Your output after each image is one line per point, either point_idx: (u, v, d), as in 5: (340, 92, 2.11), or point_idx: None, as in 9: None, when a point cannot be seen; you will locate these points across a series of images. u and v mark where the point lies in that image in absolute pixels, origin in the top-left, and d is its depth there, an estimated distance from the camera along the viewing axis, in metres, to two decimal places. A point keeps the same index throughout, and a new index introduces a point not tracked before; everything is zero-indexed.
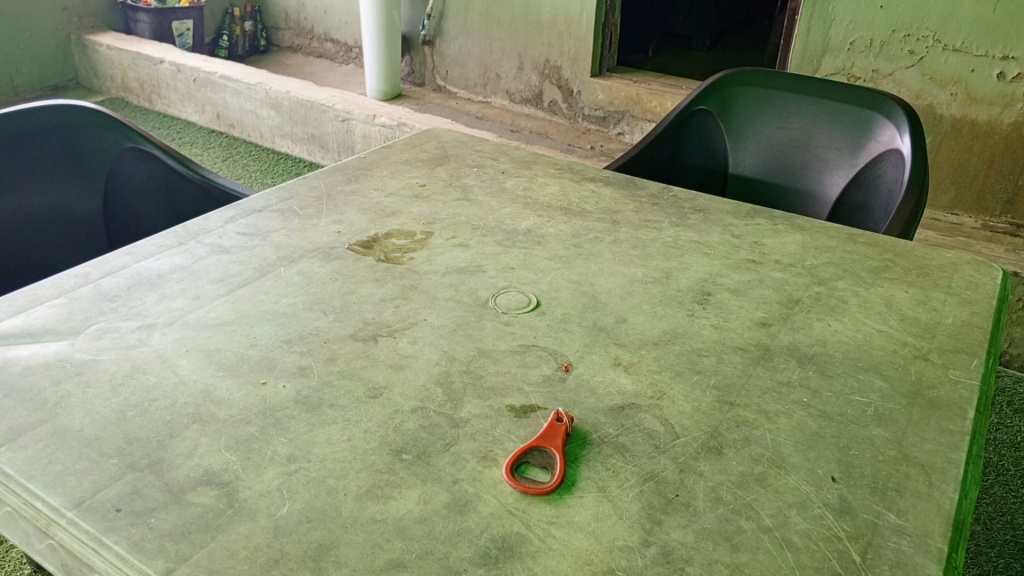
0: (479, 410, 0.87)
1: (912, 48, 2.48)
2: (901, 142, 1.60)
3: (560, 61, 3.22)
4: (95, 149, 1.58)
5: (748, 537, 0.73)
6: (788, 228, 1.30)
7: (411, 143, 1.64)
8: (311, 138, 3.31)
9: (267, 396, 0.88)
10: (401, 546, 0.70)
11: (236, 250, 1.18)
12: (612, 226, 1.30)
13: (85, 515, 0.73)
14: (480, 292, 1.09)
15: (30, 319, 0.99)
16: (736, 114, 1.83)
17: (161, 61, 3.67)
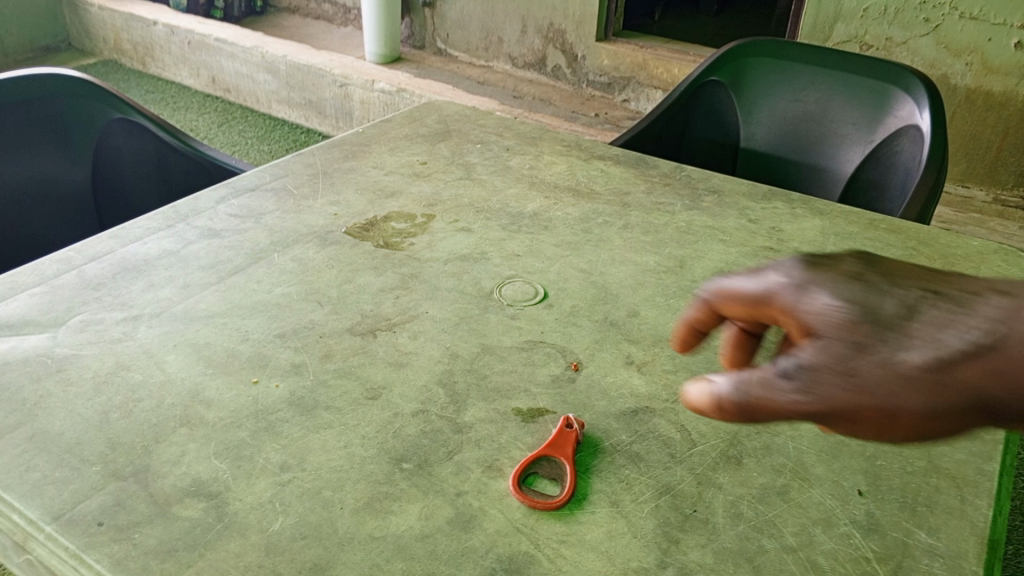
0: (484, 414, 0.82)
1: (927, 16, 2.37)
2: (920, 118, 1.52)
3: (564, 25, 3.11)
4: (81, 119, 1.51)
5: (771, 558, 0.68)
6: (806, 213, 1.25)
7: (412, 116, 1.58)
8: (308, 104, 3.23)
9: (259, 397, 0.83)
10: (402, 567, 0.66)
11: (227, 234, 1.12)
12: (623, 209, 1.24)
13: (64, 529, 0.68)
14: (484, 282, 1.04)
15: (9, 310, 0.94)
16: (749, 86, 1.75)
17: (154, 22, 3.56)
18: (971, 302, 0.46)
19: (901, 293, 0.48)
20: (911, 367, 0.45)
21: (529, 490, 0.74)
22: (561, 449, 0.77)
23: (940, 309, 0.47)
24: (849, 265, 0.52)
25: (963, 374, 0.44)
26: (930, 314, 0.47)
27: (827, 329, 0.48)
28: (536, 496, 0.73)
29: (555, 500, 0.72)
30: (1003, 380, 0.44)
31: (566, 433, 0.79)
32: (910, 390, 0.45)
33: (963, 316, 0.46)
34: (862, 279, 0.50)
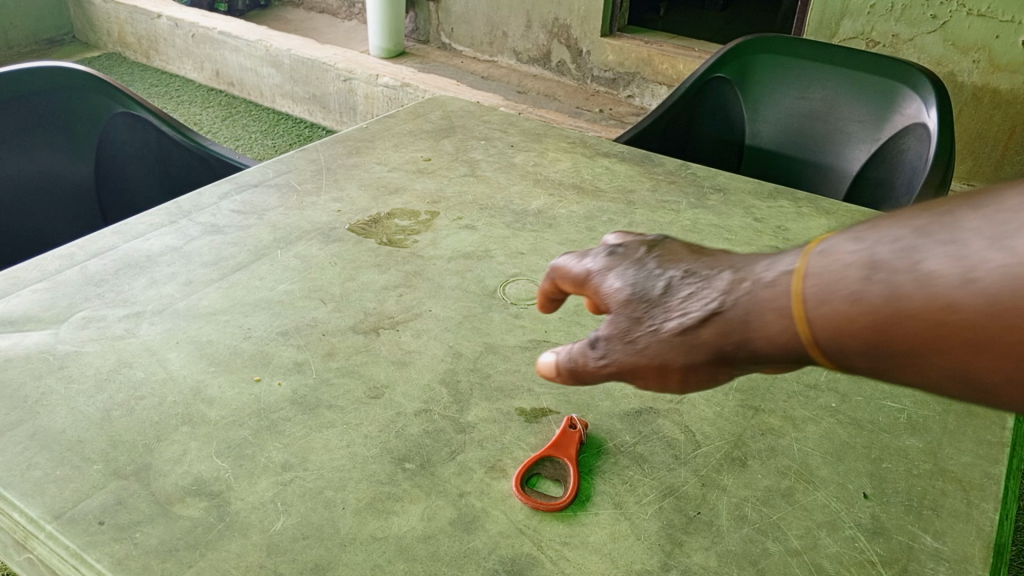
0: (487, 413, 0.82)
1: (934, 13, 2.36)
2: (927, 117, 1.51)
3: (569, 20, 3.10)
4: (84, 114, 1.51)
5: (775, 561, 0.67)
6: (812, 211, 1.24)
7: (416, 112, 1.57)
8: (312, 99, 3.22)
9: (261, 396, 0.83)
10: (403, 568, 0.65)
11: (230, 230, 1.12)
12: (627, 207, 1.24)
13: (65, 528, 0.67)
14: (488, 280, 1.03)
15: (11, 306, 0.94)
16: (755, 83, 1.74)
17: (158, 16, 3.55)
18: (716, 273, 0.56)
19: (668, 271, 0.59)
20: (668, 333, 0.55)
21: (532, 491, 0.73)
22: (563, 449, 0.77)
23: (697, 283, 0.56)
24: (640, 249, 0.62)
25: (706, 336, 0.54)
26: (687, 288, 0.56)
27: (614, 308, 0.60)
28: (538, 498, 0.72)
29: (557, 502, 0.71)
30: (737, 338, 0.52)
31: (569, 432, 0.78)
32: (669, 353, 0.55)
33: (705, 286, 0.55)
34: (642, 262, 0.61)
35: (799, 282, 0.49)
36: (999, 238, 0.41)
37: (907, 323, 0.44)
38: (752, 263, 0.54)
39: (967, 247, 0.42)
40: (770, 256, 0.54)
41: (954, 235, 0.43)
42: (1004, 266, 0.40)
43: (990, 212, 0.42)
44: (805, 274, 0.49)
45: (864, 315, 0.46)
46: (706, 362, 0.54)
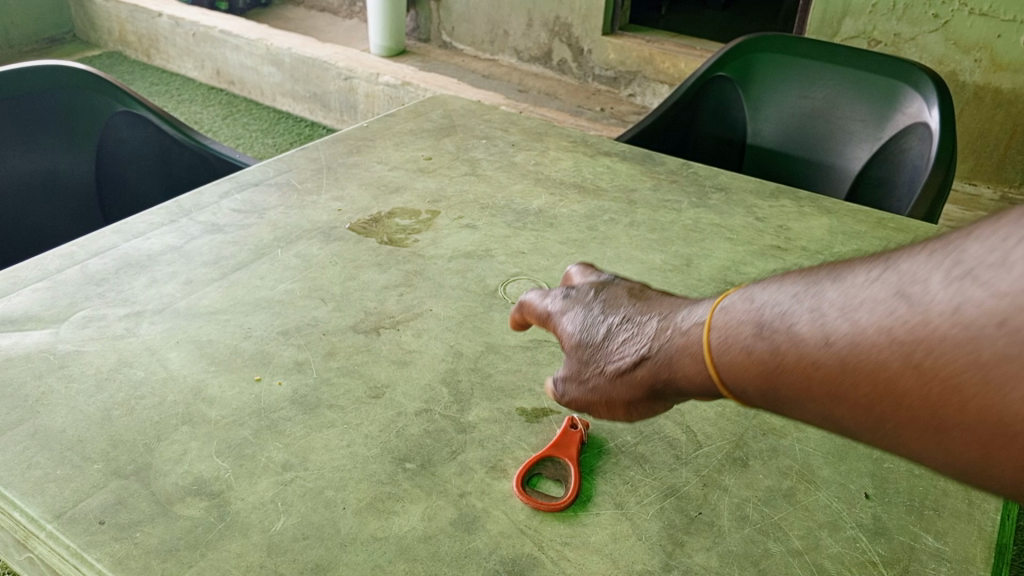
0: (488, 413, 0.81)
1: (936, 12, 2.35)
2: (929, 116, 1.51)
3: (570, 18, 3.10)
4: (85, 113, 1.50)
5: (777, 562, 0.67)
6: (814, 211, 1.24)
7: (417, 111, 1.57)
8: (313, 97, 3.22)
9: (262, 395, 0.82)
10: (404, 568, 0.65)
11: (230, 229, 1.11)
12: (629, 207, 1.23)
13: (65, 528, 0.67)
14: (488, 279, 1.03)
15: (12, 305, 0.94)
16: (757, 82, 1.74)
17: (159, 14, 3.55)
18: (646, 320, 0.67)
19: (609, 317, 0.71)
20: (608, 374, 0.68)
21: (532, 490, 0.73)
22: (564, 449, 0.77)
23: (631, 329, 0.68)
24: (590, 293, 0.76)
25: (638, 376, 0.65)
26: (624, 333, 0.68)
27: (569, 351, 0.74)
28: (539, 497, 0.72)
29: (558, 501, 0.71)
30: (662, 380, 0.63)
31: (572, 431, 0.78)
32: (612, 390, 0.68)
33: (635, 332, 0.67)
34: (590, 307, 0.74)
35: (704, 335, 0.59)
36: (847, 309, 0.49)
37: (782, 377, 0.53)
38: (676, 312, 0.65)
39: (824, 316, 0.50)
40: (691, 306, 0.64)
41: (814, 304, 0.51)
42: (848, 334, 0.48)
43: (845, 284, 0.50)
44: (708, 329, 0.59)
45: (750, 368, 0.55)
46: (637, 398, 0.66)
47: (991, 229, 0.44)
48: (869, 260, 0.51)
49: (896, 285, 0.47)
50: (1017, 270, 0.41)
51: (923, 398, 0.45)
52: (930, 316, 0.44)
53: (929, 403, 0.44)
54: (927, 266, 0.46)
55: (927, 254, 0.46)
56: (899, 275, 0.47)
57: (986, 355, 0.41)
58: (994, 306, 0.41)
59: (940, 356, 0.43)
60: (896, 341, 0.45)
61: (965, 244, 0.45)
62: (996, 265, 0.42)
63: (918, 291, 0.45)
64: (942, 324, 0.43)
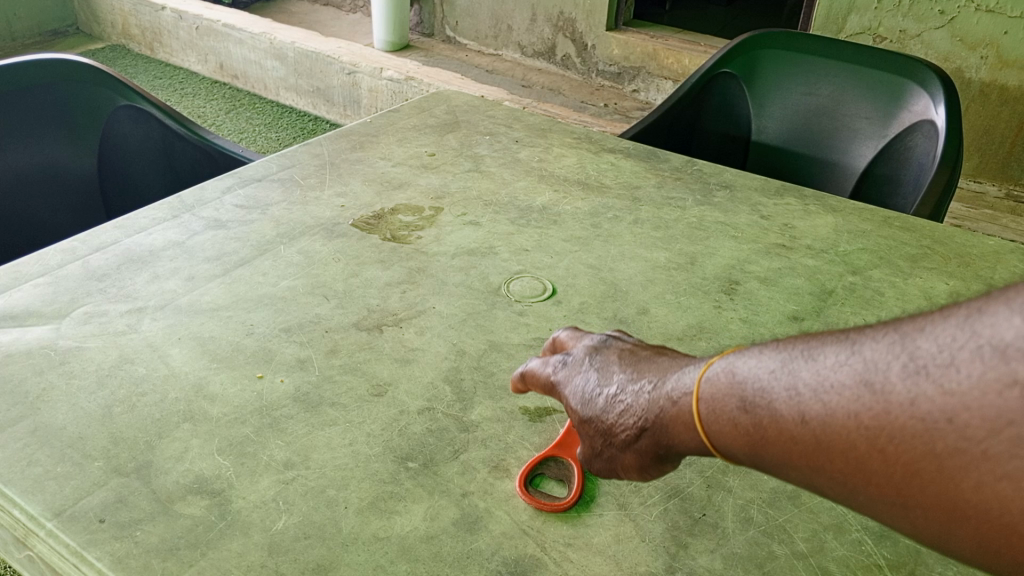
0: (490, 412, 0.81)
1: (942, 8, 2.34)
2: (936, 113, 1.50)
3: (574, 13, 3.09)
4: (87, 107, 1.50)
5: (781, 564, 0.67)
6: (819, 209, 1.23)
7: (420, 107, 1.56)
8: (316, 92, 3.21)
9: (264, 393, 0.82)
10: (406, 569, 0.65)
11: (233, 225, 1.11)
12: (633, 204, 1.23)
13: (65, 526, 0.67)
14: (492, 277, 1.02)
15: (13, 300, 0.93)
16: (762, 78, 1.73)
17: (162, 8, 3.54)
18: (637, 386, 0.64)
19: (607, 385, 0.67)
20: (610, 443, 0.65)
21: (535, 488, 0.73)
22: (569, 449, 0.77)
23: (629, 397, 0.64)
24: (584, 359, 0.71)
25: (645, 446, 0.62)
26: (625, 402, 0.64)
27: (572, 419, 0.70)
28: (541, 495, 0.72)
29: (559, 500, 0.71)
30: (663, 447, 0.61)
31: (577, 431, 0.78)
32: (619, 458, 0.65)
33: (627, 399, 0.64)
34: (586, 376, 0.69)
35: (693, 404, 0.57)
36: (819, 390, 0.48)
37: (762, 454, 0.52)
38: (666, 375, 0.62)
39: (797, 397, 0.50)
40: (683, 367, 0.61)
41: (786, 382, 0.51)
42: (821, 416, 0.48)
43: (816, 364, 0.50)
44: (694, 399, 0.57)
45: (734, 441, 0.54)
46: (645, 464, 0.63)
47: (946, 320, 0.44)
48: (835, 337, 0.50)
49: (861, 369, 0.46)
50: (967, 369, 0.41)
51: (889, 481, 0.45)
52: (893, 407, 0.44)
53: (896, 488, 0.45)
54: (888, 354, 0.46)
55: (888, 340, 0.46)
56: (863, 362, 0.47)
57: (941, 447, 0.42)
58: (948, 403, 0.42)
59: (903, 445, 0.44)
60: (863, 426, 0.45)
61: (922, 334, 0.45)
62: (949, 361, 0.42)
63: (882, 379, 0.45)
64: (902, 415, 0.44)
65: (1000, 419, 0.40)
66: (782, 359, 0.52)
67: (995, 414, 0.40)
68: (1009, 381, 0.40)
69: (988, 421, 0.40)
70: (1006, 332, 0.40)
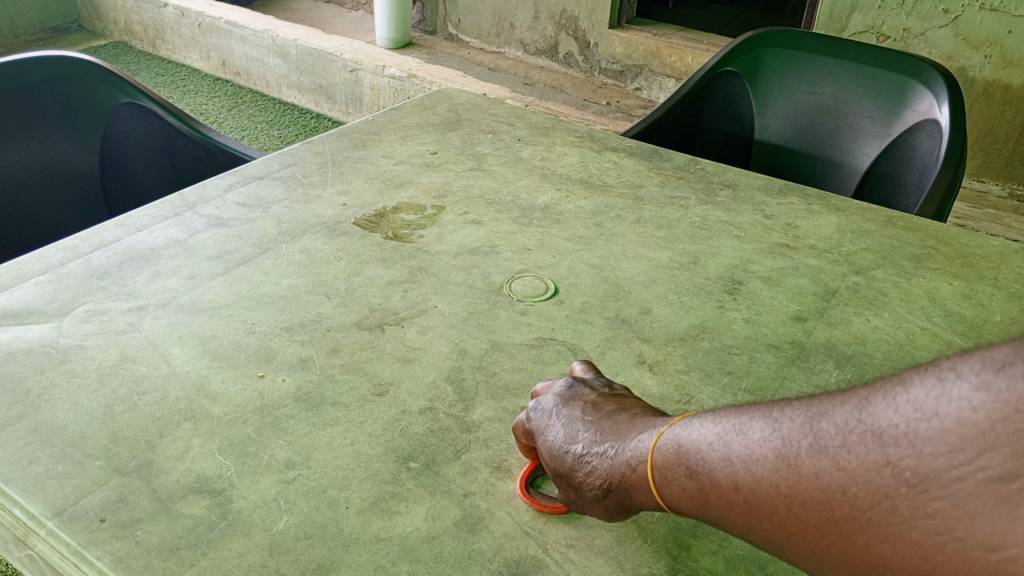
0: (492, 412, 0.81)
1: (946, 7, 2.33)
2: (939, 112, 1.49)
3: (577, 11, 3.08)
4: (90, 104, 1.50)
5: (784, 566, 0.67)
6: (822, 209, 1.22)
7: (422, 105, 1.56)
8: (318, 89, 3.20)
9: (264, 392, 0.82)
10: (407, 569, 0.65)
11: (235, 224, 1.11)
12: (636, 203, 1.22)
13: (66, 525, 0.67)
14: (494, 276, 1.02)
15: (14, 298, 0.93)
16: (765, 77, 1.72)
17: (164, 4, 3.53)
18: (602, 446, 0.65)
19: (577, 442, 0.67)
20: (581, 497, 0.66)
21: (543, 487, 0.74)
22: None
23: (596, 458, 0.65)
24: (556, 410, 0.71)
25: (610, 503, 0.63)
26: (593, 461, 0.65)
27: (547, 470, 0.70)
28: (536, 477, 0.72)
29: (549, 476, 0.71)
30: (628, 505, 0.62)
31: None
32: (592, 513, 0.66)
33: (594, 461, 0.65)
34: (558, 430, 0.70)
35: (647, 469, 0.58)
36: (750, 460, 0.50)
37: (703, 516, 0.54)
38: (628, 439, 0.63)
39: (732, 464, 0.51)
40: (644, 428, 0.63)
41: (721, 452, 0.52)
42: (749, 484, 0.50)
43: (744, 436, 0.51)
44: (650, 466, 0.58)
45: (682, 503, 0.55)
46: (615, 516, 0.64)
47: (844, 403, 0.46)
48: (764, 409, 0.52)
49: (782, 445, 0.48)
50: (855, 448, 0.44)
51: (804, 542, 0.47)
52: (804, 479, 0.46)
53: (815, 552, 0.46)
54: (801, 431, 0.47)
55: (802, 417, 0.48)
56: (783, 436, 0.48)
57: (838, 514, 0.44)
58: (842, 476, 0.44)
59: (811, 511, 0.45)
60: (781, 495, 0.47)
61: (826, 415, 0.47)
62: (843, 442, 0.44)
63: (796, 452, 0.47)
64: (810, 486, 0.45)
65: (879, 492, 0.42)
66: (720, 430, 0.53)
67: (875, 487, 0.42)
68: (885, 461, 0.42)
69: (871, 494, 0.42)
70: (888, 418, 0.43)
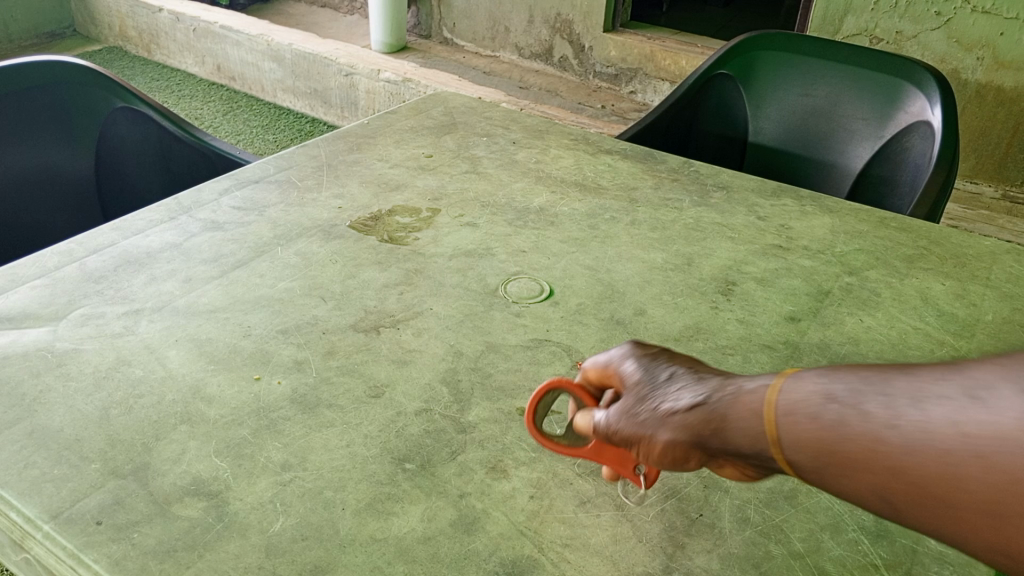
0: (487, 413, 0.81)
1: (938, 10, 2.35)
2: (931, 114, 1.50)
3: (571, 15, 3.09)
4: (85, 109, 1.50)
5: (778, 564, 0.67)
6: (816, 210, 1.23)
7: (417, 108, 1.56)
8: (313, 93, 3.21)
9: (260, 394, 0.82)
10: (403, 569, 0.65)
11: (230, 227, 1.11)
12: (630, 205, 1.23)
13: (63, 528, 0.67)
14: (489, 278, 1.02)
15: (10, 302, 0.93)
16: (758, 79, 1.73)
17: (159, 9, 3.54)
18: (704, 374, 0.59)
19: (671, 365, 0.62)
20: (655, 414, 0.59)
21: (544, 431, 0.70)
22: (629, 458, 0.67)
23: (690, 381, 0.59)
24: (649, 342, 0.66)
25: (690, 424, 0.56)
26: (684, 382, 0.59)
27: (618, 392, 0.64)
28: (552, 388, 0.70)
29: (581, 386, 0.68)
30: (711, 427, 0.55)
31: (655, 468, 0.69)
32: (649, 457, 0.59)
33: (688, 382, 0.59)
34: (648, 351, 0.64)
35: (767, 392, 0.52)
36: (920, 401, 0.44)
37: (835, 458, 0.47)
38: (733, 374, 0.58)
39: (890, 403, 0.46)
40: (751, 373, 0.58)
41: (884, 390, 0.46)
42: (919, 426, 0.44)
43: (916, 378, 0.46)
44: (772, 388, 0.52)
45: (810, 435, 0.49)
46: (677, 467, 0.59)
47: None
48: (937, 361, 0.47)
49: (970, 389, 0.43)
50: None
51: (978, 499, 0.41)
52: (1000, 425, 0.41)
53: (990, 511, 0.41)
54: (997, 377, 0.42)
55: (997, 366, 0.43)
56: (969, 381, 0.43)
57: None
58: None
59: (1003, 464, 0.40)
60: (961, 438, 0.42)
61: None
62: None
63: (985, 398, 0.42)
64: (1005, 433, 0.40)
65: None
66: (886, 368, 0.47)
67: None
68: None
69: None
70: None
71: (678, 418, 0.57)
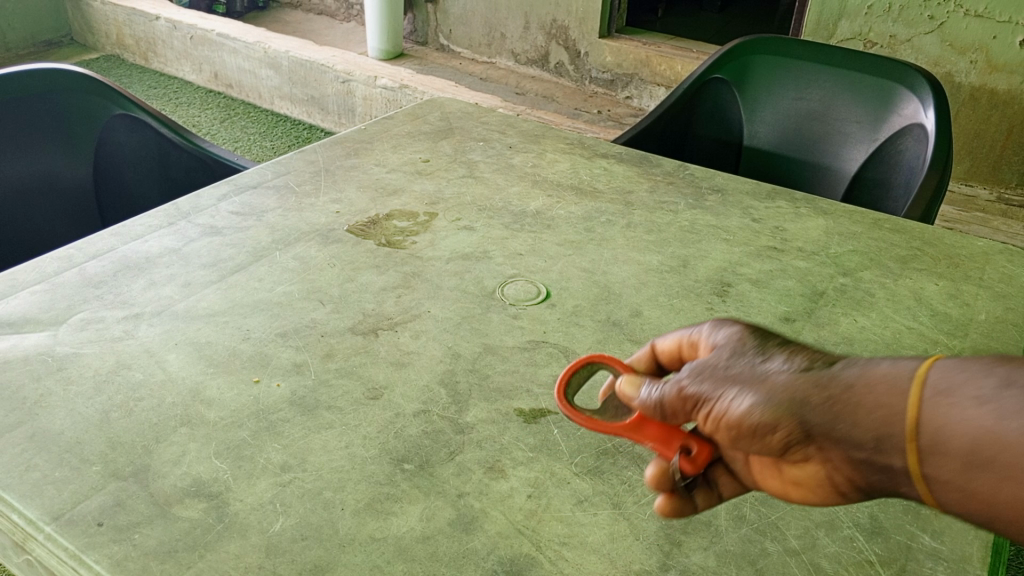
0: (485, 414, 0.82)
1: (932, 14, 2.36)
2: (925, 116, 1.51)
3: (567, 21, 3.11)
4: (83, 115, 1.51)
5: (774, 561, 0.68)
6: (810, 212, 1.24)
7: (414, 114, 1.57)
8: (311, 100, 3.22)
9: (259, 396, 0.83)
10: (403, 568, 0.65)
11: (229, 232, 1.12)
12: (626, 208, 1.24)
13: (64, 529, 0.67)
14: (486, 280, 1.03)
15: (10, 307, 0.94)
16: (753, 84, 1.74)
17: (156, 17, 3.55)
18: (812, 352, 0.58)
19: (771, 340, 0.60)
20: (752, 376, 0.57)
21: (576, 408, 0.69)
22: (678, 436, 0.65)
23: (799, 354, 0.57)
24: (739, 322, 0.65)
25: (800, 388, 0.54)
26: (792, 354, 0.58)
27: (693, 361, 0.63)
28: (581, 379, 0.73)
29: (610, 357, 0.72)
30: (821, 392, 0.53)
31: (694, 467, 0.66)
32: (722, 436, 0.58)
33: (794, 354, 0.57)
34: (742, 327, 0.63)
35: (913, 371, 0.50)
36: None
37: (996, 454, 0.45)
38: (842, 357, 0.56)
39: None
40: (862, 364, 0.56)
41: None
42: None
43: None
44: (917, 369, 0.50)
45: (967, 424, 0.46)
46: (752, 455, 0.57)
47: None
48: None
49: None
50: None
51: None
52: None
53: None
54: None
55: None
56: None
57: None
58: None
59: None
60: None
61: None
62: None
63: None
64: None
65: None
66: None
67: None
68: None
69: None
70: None
71: (775, 389, 0.55)
